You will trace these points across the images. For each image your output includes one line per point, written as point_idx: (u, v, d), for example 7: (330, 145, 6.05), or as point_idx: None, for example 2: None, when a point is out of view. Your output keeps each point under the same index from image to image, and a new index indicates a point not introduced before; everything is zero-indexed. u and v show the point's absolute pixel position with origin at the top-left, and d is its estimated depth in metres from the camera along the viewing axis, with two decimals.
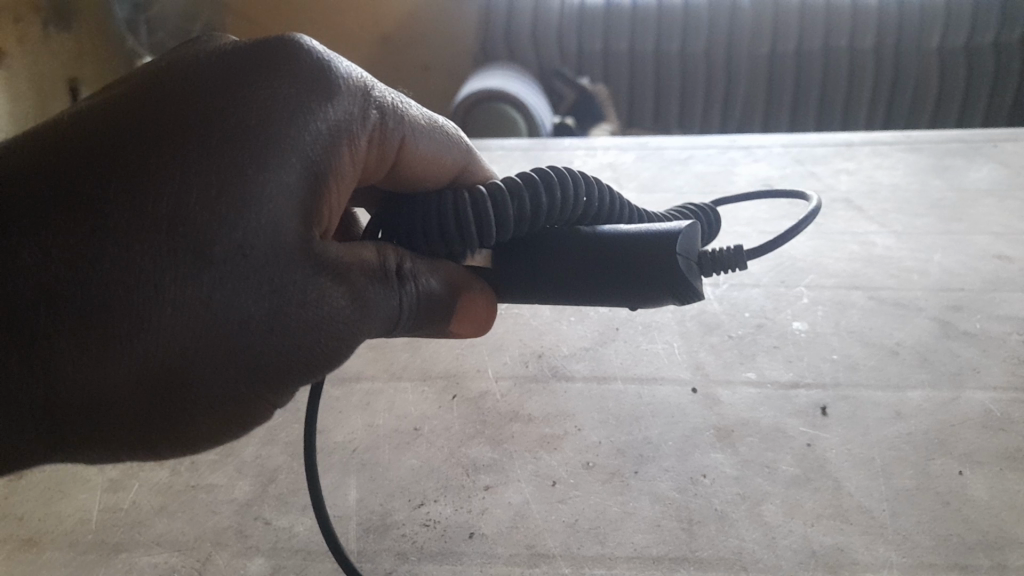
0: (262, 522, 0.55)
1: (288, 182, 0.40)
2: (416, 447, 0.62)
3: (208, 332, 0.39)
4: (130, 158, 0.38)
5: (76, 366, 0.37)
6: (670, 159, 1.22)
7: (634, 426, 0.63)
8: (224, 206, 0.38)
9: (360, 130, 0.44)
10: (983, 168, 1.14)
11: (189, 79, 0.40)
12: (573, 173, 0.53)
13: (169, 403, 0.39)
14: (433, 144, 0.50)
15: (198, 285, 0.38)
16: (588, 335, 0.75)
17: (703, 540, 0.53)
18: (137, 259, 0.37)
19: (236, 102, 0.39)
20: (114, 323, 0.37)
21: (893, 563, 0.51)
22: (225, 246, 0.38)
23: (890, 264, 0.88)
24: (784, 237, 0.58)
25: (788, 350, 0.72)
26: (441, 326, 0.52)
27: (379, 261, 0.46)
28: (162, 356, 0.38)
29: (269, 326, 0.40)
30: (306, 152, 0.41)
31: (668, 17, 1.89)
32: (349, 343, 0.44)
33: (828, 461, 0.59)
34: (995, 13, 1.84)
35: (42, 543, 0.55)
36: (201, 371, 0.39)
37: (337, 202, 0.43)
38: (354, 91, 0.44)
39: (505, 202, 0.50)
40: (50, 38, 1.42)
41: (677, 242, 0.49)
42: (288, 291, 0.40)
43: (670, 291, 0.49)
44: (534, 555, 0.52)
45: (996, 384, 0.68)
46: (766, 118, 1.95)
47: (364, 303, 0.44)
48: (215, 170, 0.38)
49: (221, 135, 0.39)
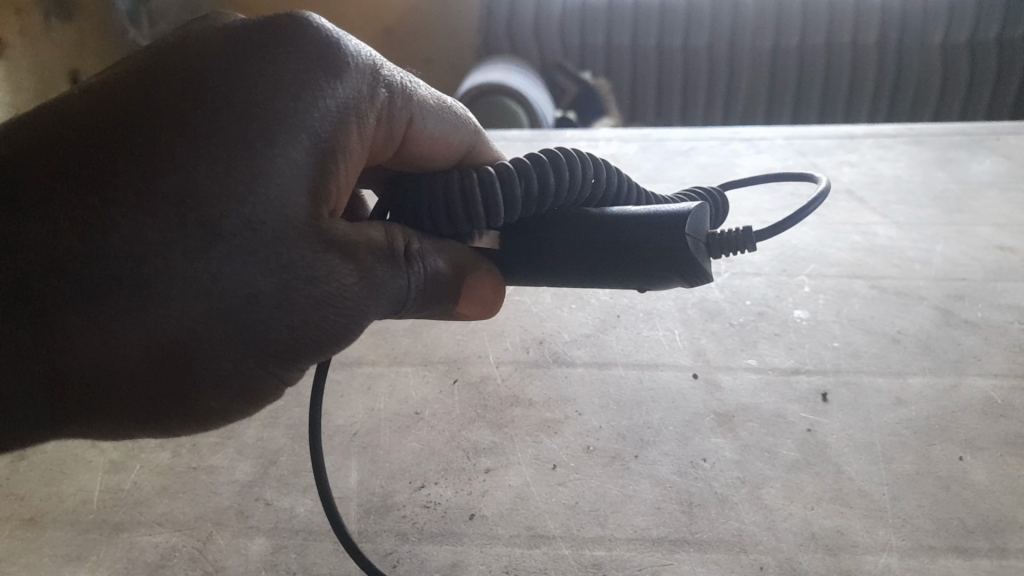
0: (263, 503, 0.56)
1: (296, 159, 0.40)
2: (417, 431, 0.62)
3: (216, 308, 0.39)
4: (136, 134, 0.37)
5: (85, 340, 0.37)
6: (672, 150, 1.22)
7: (635, 411, 0.63)
8: (233, 182, 0.38)
9: (368, 108, 0.44)
10: (986, 161, 1.14)
11: (194, 55, 0.40)
12: (581, 155, 0.53)
13: (178, 377, 0.39)
14: (441, 124, 0.50)
15: (206, 261, 0.38)
16: (590, 321, 0.75)
17: (703, 523, 0.53)
18: (145, 235, 0.37)
19: (244, 80, 0.39)
20: (123, 299, 0.37)
21: (892, 545, 0.51)
22: (234, 222, 0.38)
23: (892, 254, 0.88)
24: (792, 219, 0.57)
25: (789, 337, 0.72)
26: (448, 308, 0.51)
27: (386, 242, 0.46)
28: (171, 331, 0.38)
29: (278, 303, 0.40)
30: (315, 129, 0.40)
31: (670, 11, 1.89)
32: (358, 323, 0.44)
33: (829, 446, 0.59)
34: (999, 9, 1.84)
35: (43, 522, 0.56)
36: (211, 346, 0.39)
37: (345, 181, 0.43)
38: (362, 70, 0.44)
39: (513, 182, 0.49)
40: (51, 30, 1.42)
41: (685, 223, 0.49)
42: (296, 269, 0.40)
43: (678, 272, 0.49)
44: (534, 536, 0.52)
45: (998, 371, 0.68)
46: (769, 111, 1.95)
47: (372, 283, 0.44)
48: (224, 147, 0.38)
49: (229, 113, 0.38)
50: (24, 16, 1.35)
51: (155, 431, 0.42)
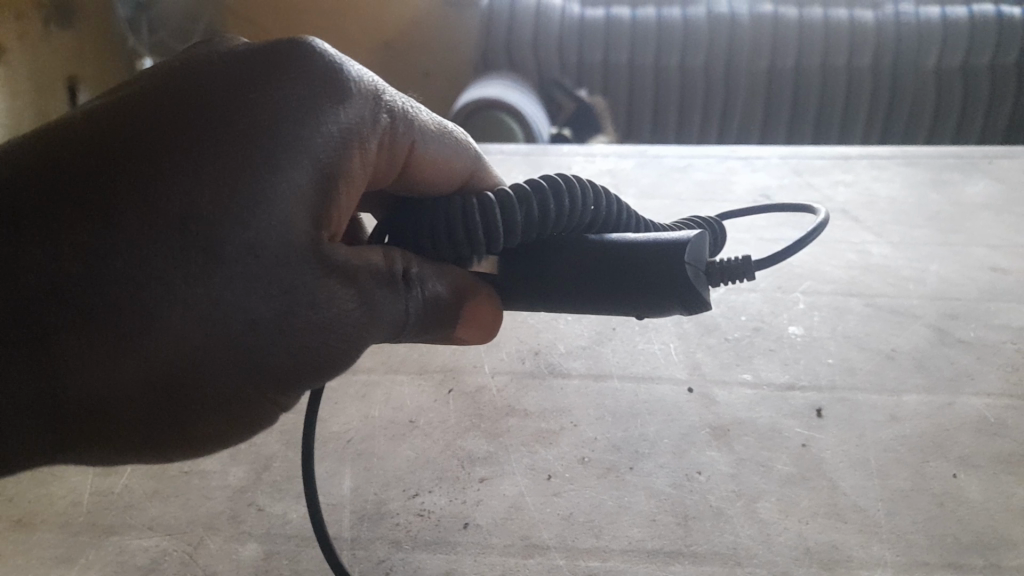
0: (256, 508, 0.55)
1: (298, 184, 0.38)
2: (412, 438, 0.61)
3: (217, 333, 0.37)
4: (138, 157, 0.36)
5: (80, 363, 0.35)
6: (669, 167, 1.23)
7: (631, 423, 0.63)
8: (235, 207, 0.36)
9: (372, 134, 0.43)
10: (980, 183, 1.14)
11: (199, 76, 0.39)
12: (582, 182, 0.53)
13: (177, 401, 0.38)
14: (444, 149, 0.49)
15: (207, 286, 0.36)
16: (586, 333, 0.75)
17: (698, 535, 0.53)
18: (144, 260, 0.35)
19: (248, 103, 0.38)
20: (121, 324, 0.35)
21: (888, 561, 0.51)
22: (236, 247, 0.36)
23: (887, 272, 0.88)
24: (798, 245, 0.56)
25: (785, 353, 0.73)
26: (445, 333, 0.50)
27: (386, 266, 0.45)
28: (170, 356, 0.37)
29: (278, 329, 0.39)
30: (318, 155, 0.39)
31: (668, 29, 1.90)
32: (356, 347, 0.43)
33: (824, 461, 0.59)
34: (990, 36, 1.89)
35: (32, 524, 0.55)
36: (211, 370, 0.38)
37: (347, 207, 0.42)
38: (365, 95, 0.43)
39: (513, 208, 0.49)
40: (50, 38, 1.34)
41: (686, 251, 0.49)
42: (297, 293, 0.39)
43: (677, 299, 0.49)
44: (529, 545, 0.52)
45: (992, 391, 0.68)
46: (763, 130, 1.96)
47: (372, 305, 0.43)
48: (228, 170, 0.36)
49: (232, 136, 0.37)
50: (24, 22, 1.28)
51: (154, 455, 0.40)
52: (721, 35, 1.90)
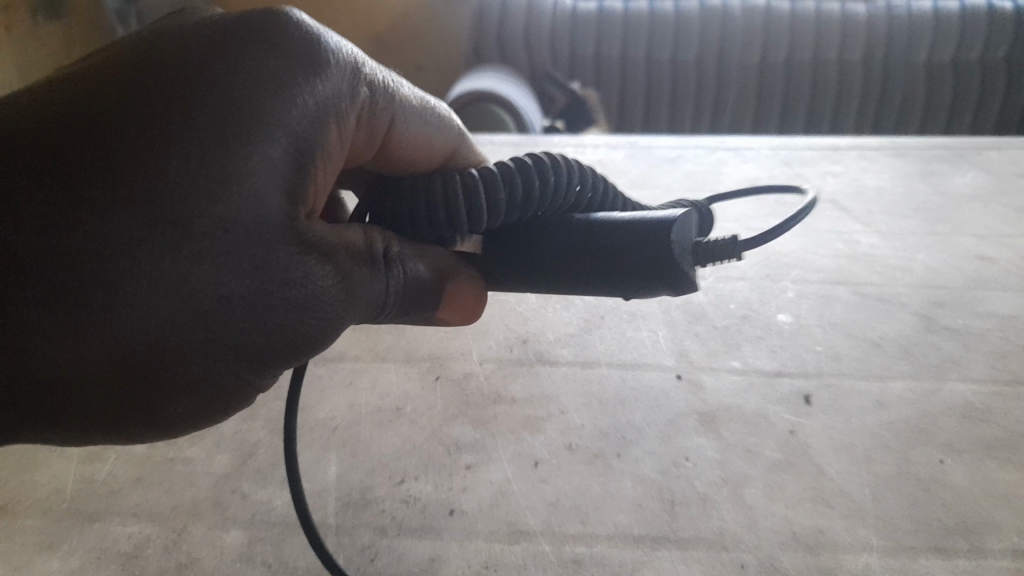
0: (240, 495, 0.55)
1: (274, 157, 0.37)
2: (398, 426, 0.61)
3: (188, 310, 0.36)
4: (108, 129, 0.35)
5: (49, 342, 0.35)
6: (659, 157, 1.23)
7: (618, 410, 0.63)
8: (205, 179, 0.35)
9: (350, 108, 0.42)
10: (968, 174, 1.15)
11: (172, 47, 0.38)
12: (567, 161, 0.52)
13: (147, 381, 0.37)
14: (425, 124, 0.49)
15: (176, 261, 0.35)
16: (574, 321, 0.75)
17: (685, 520, 0.53)
18: (114, 234, 0.34)
19: (220, 74, 0.37)
20: (89, 300, 0.35)
21: (873, 545, 0.52)
22: (206, 221, 0.36)
23: (874, 261, 0.89)
24: (787, 223, 0.57)
25: (772, 340, 0.73)
26: (428, 315, 0.50)
27: (366, 245, 0.44)
28: (139, 334, 0.36)
29: (251, 307, 0.38)
30: (294, 127, 0.38)
31: (660, 21, 1.89)
32: (334, 327, 0.42)
33: (811, 447, 0.59)
34: (981, 29, 1.90)
35: (13, 510, 0.54)
36: (183, 349, 0.37)
37: (324, 182, 0.41)
38: (344, 67, 0.42)
39: (496, 187, 0.48)
40: (36, 28, 1.32)
41: (671, 231, 0.48)
42: (271, 270, 0.38)
43: (662, 281, 0.48)
44: (515, 531, 0.52)
45: (978, 377, 0.68)
46: (754, 124, 1.97)
47: (351, 284, 0.42)
48: (199, 142, 0.35)
49: (205, 107, 0.36)
50: (9, 13, 1.26)
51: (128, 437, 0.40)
52: (712, 30, 1.90)
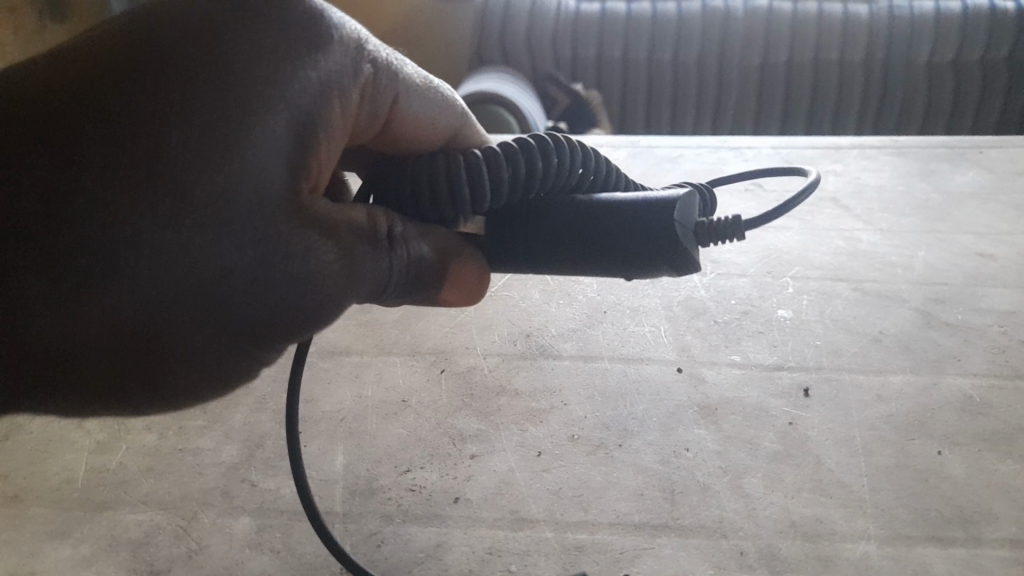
0: (248, 484, 0.56)
1: (275, 132, 0.38)
2: (404, 417, 0.62)
3: (190, 279, 0.38)
4: (108, 100, 0.36)
5: (56, 309, 0.36)
6: (661, 157, 1.24)
7: (620, 403, 0.64)
8: (206, 152, 0.36)
9: (352, 85, 0.43)
10: (968, 173, 1.16)
11: (171, 18, 0.38)
12: (570, 141, 0.53)
13: (150, 347, 0.39)
14: (427, 104, 0.49)
15: (178, 231, 0.36)
16: (577, 316, 0.76)
17: (685, 509, 0.54)
18: (114, 203, 0.35)
19: (220, 49, 0.37)
20: (92, 268, 0.36)
21: (871, 534, 0.52)
22: (208, 193, 0.36)
23: (874, 258, 0.89)
24: (779, 211, 0.57)
25: (772, 335, 0.73)
26: (431, 294, 0.52)
27: (369, 224, 0.45)
28: (142, 302, 0.37)
29: (254, 278, 0.39)
30: (296, 103, 0.39)
31: (662, 22, 1.90)
32: (337, 300, 0.43)
33: (809, 439, 0.60)
34: (983, 30, 1.90)
35: (27, 499, 0.56)
36: (185, 317, 0.38)
37: (326, 159, 0.42)
38: (345, 44, 0.42)
39: (499, 166, 0.50)
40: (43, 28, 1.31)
41: (675, 210, 0.50)
42: (274, 243, 0.39)
43: (666, 259, 0.49)
44: (517, 519, 0.53)
45: (976, 371, 0.69)
46: (756, 123, 1.97)
47: (354, 260, 0.44)
48: (200, 114, 0.36)
49: (205, 81, 0.37)
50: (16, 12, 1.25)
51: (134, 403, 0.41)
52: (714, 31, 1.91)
